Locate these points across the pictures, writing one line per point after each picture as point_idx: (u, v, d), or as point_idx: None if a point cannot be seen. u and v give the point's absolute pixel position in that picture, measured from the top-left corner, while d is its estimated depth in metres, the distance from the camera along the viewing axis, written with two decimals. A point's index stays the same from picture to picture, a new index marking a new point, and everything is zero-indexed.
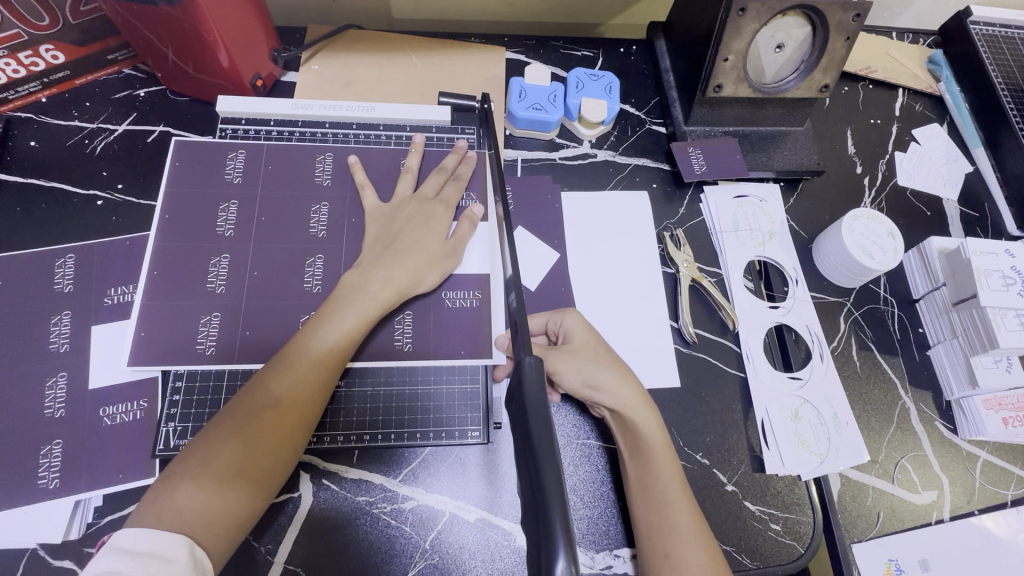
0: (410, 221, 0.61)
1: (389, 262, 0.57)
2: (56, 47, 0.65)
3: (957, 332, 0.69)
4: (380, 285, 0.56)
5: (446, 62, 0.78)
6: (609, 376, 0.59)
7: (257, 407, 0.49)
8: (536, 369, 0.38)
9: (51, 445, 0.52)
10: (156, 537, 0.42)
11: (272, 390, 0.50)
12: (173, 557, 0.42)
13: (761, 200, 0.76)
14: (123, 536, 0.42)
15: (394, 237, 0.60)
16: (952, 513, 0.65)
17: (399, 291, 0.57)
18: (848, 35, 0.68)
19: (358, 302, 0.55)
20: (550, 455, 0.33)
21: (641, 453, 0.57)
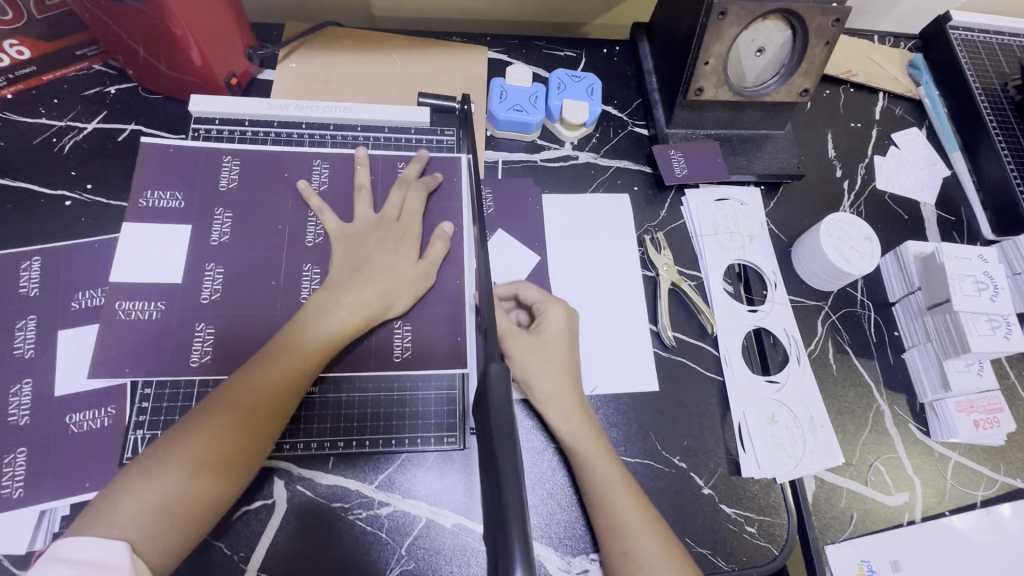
0: (379, 245, 0.58)
1: (357, 286, 0.55)
2: (21, 43, 0.67)
3: (931, 336, 0.70)
4: (349, 310, 0.54)
5: (427, 62, 0.77)
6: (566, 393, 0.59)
7: (254, 411, 0.49)
8: (504, 374, 0.34)
9: (15, 453, 0.51)
10: (98, 544, 0.41)
11: (244, 399, 0.49)
12: (117, 564, 0.40)
13: (742, 203, 0.77)
14: (64, 546, 0.41)
15: (362, 261, 0.57)
16: (924, 514, 0.66)
17: (370, 317, 0.55)
18: (827, 40, 0.68)
19: (318, 327, 0.53)
20: (513, 472, 0.30)
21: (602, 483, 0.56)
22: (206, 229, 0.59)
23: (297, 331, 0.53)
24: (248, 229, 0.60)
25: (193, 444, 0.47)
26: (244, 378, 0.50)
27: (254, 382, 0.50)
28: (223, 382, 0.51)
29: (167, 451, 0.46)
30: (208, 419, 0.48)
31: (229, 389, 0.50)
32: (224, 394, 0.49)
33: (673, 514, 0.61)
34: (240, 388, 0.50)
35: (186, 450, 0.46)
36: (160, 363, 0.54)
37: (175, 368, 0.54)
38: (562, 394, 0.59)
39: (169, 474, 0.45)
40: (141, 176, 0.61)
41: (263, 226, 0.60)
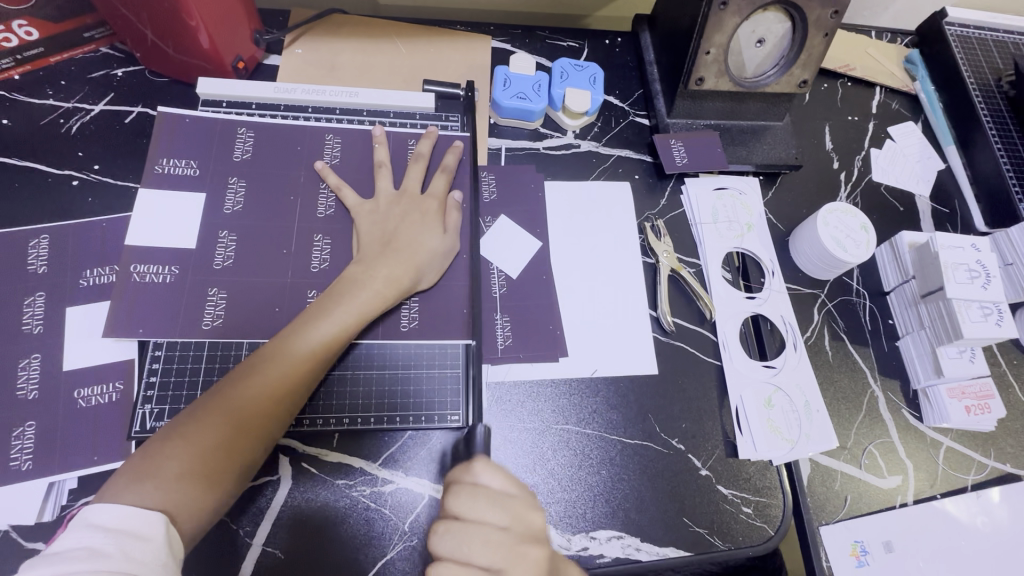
0: (407, 218, 0.61)
1: (389, 260, 0.57)
2: (29, 23, 0.64)
3: (924, 323, 0.71)
4: (381, 283, 0.56)
5: (431, 49, 0.78)
6: None
7: (284, 386, 0.50)
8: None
9: (24, 427, 0.52)
10: (131, 515, 0.41)
11: (275, 375, 0.50)
12: (149, 535, 0.41)
13: (740, 193, 0.78)
14: (95, 512, 0.41)
15: (393, 234, 0.59)
16: (916, 496, 0.67)
17: (400, 288, 0.57)
18: (826, 31, 0.69)
19: (347, 305, 0.54)
20: None
21: None
22: (220, 198, 0.61)
23: (327, 310, 0.53)
24: (261, 199, 0.61)
25: (227, 417, 0.47)
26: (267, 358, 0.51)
27: (285, 358, 0.51)
28: (253, 355, 0.51)
29: (201, 421, 0.47)
30: (239, 392, 0.49)
31: (259, 364, 0.50)
32: (240, 378, 0.49)
33: (672, 494, 0.62)
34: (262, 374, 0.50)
35: (218, 422, 0.47)
36: (168, 328, 0.55)
37: (187, 332, 0.55)
38: None
39: (200, 448, 0.46)
40: (158, 145, 0.62)
41: (276, 196, 0.62)
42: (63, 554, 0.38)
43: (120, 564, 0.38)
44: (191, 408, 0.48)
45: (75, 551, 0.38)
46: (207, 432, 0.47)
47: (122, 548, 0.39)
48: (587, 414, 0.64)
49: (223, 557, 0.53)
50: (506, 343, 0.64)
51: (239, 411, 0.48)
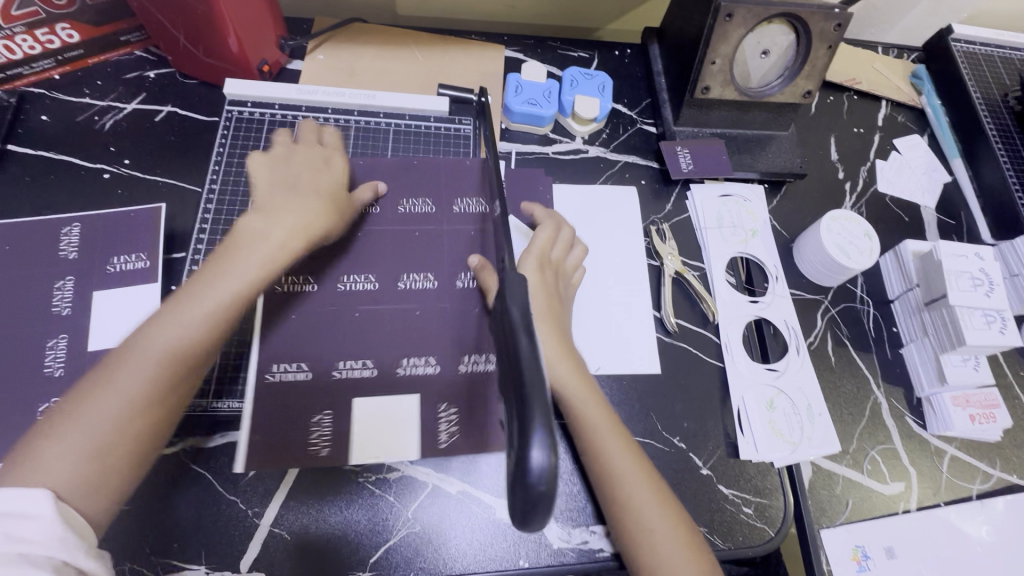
0: (310, 172, 0.60)
1: (291, 211, 0.56)
2: (72, 27, 0.67)
3: (928, 331, 0.71)
4: (285, 234, 0.54)
5: (446, 57, 0.81)
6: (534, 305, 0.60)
7: (164, 358, 0.47)
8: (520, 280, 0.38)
9: (49, 403, 0.54)
10: (15, 499, 0.40)
11: (154, 347, 0.47)
12: (35, 514, 0.40)
13: (746, 200, 0.79)
14: None
15: (300, 187, 0.58)
16: (919, 504, 0.67)
17: (307, 240, 0.56)
18: (830, 44, 0.71)
19: (229, 277, 0.51)
20: (541, 397, 0.30)
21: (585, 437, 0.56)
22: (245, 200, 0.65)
23: (175, 298, 0.49)
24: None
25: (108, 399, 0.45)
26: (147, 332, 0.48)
27: (163, 337, 0.47)
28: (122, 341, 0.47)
29: (81, 408, 0.45)
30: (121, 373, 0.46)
31: (137, 335, 0.47)
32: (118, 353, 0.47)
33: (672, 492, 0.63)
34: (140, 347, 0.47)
35: (97, 409, 0.44)
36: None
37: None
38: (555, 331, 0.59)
39: (82, 427, 0.44)
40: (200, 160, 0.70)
41: None
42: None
43: (13, 543, 0.38)
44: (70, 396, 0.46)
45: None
46: (89, 417, 0.44)
47: (5, 530, 0.39)
48: None
49: (233, 535, 0.55)
50: None
51: (120, 393, 0.45)
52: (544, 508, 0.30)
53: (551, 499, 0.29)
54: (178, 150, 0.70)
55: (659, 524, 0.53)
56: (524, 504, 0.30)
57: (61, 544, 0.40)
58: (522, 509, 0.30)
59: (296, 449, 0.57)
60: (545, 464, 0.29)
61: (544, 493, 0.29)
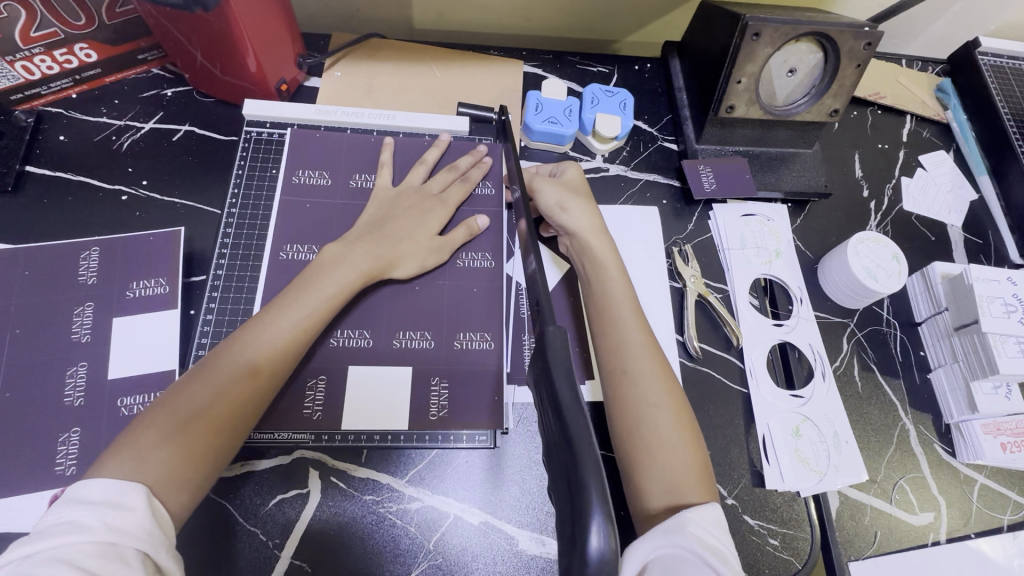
0: (407, 210, 0.64)
1: (374, 240, 0.60)
2: (90, 46, 0.67)
3: (958, 357, 0.70)
4: (363, 258, 0.59)
5: (465, 74, 0.80)
6: (580, 206, 0.66)
7: (253, 369, 0.49)
8: (561, 336, 0.39)
9: (69, 432, 0.54)
10: (113, 487, 0.41)
11: (247, 355, 0.50)
12: (131, 505, 0.40)
13: (769, 219, 0.78)
14: (80, 489, 0.40)
15: (387, 221, 0.62)
16: (949, 535, 0.66)
17: (379, 268, 0.60)
18: (859, 63, 0.70)
19: (323, 285, 0.55)
20: (594, 471, 0.32)
21: (608, 319, 0.60)
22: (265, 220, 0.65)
23: (280, 303, 0.54)
24: (304, 223, 0.64)
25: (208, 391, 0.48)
26: (242, 340, 0.51)
27: (252, 346, 0.50)
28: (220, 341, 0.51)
29: (181, 398, 0.47)
30: (221, 368, 0.49)
31: (239, 340, 0.51)
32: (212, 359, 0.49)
33: None
34: (234, 354, 0.50)
35: (199, 399, 0.47)
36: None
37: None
38: (598, 232, 0.65)
39: (175, 423, 0.45)
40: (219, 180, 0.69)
41: (314, 216, 0.65)
42: (50, 530, 0.38)
43: (104, 535, 0.38)
44: (168, 389, 0.48)
45: (59, 525, 0.38)
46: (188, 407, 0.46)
47: (103, 519, 0.38)
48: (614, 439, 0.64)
49: (254, 569, 0.54)
50: None
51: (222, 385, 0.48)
52: None
53: None
54: (196, 170, 0.69)
55: (664, 422, 0.54)
56: None
57: (148, 537, 0.39)
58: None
59: (289, 413, 0.58)
60: (603, 549, 0.30)
61: None
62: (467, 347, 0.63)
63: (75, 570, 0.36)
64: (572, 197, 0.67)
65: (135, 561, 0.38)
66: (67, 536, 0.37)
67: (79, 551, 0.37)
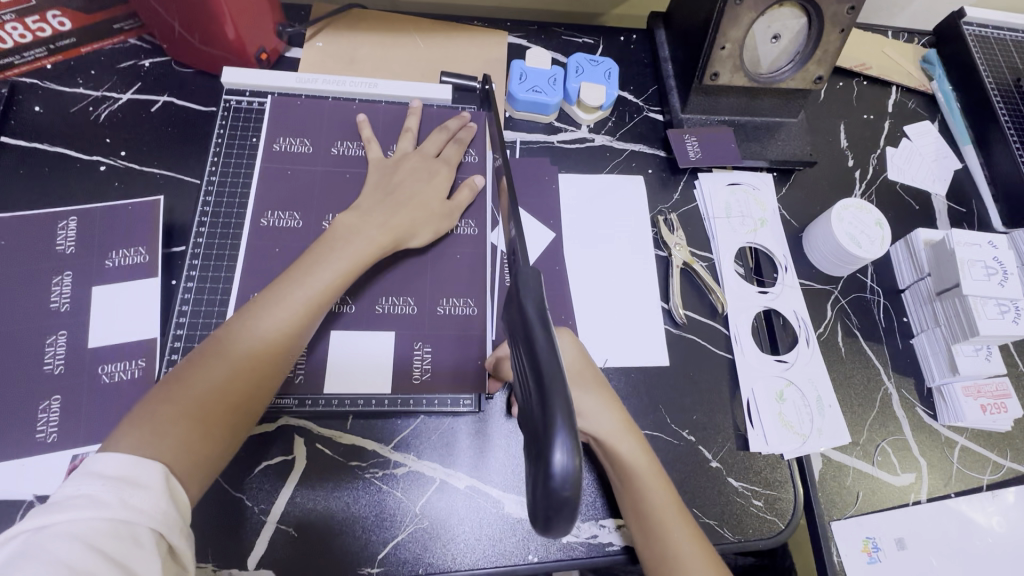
0: (411, 173, 0.63)
1: (389, 209, 0.60)
2: (63, 14, 0.65)
3: (940, 321, 0.71)
4: (378, 231, 0.58)
5: (448, 44, 0.79)
6: (593, 401, 0.56)
7: (266, 347, 0.49)
8: (534, 275, 0.39)
9: (49, 400, 0.53)
10: (130, 462, 0.39)
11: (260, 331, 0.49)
12: (148, 483, 0.39)
13: (754, 188, 0.78)
14: (95, 461, 0.39)
15: (395, 186, 0.62)
16: (930, 495, 0.67)
17: (395, 238, 0.59)
18: (842, 28, 0.70)
19: (330, 262, 0.54)
20: (560, 389, 0.32)
21: (642, 521, 0.54)
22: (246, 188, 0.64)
23: (290, 278, 0.52)
24: (287, 192, 0.64)
25: (220, 369, 0.47)
26: (253, 317, 0.50)
27: (264, 323, 0.49)
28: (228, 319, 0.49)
29: (193, 377, 0.46)
30: (233, 346, 0.48)
31: (251, 317, 0.50)
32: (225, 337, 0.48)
33: (681, 486, 0.62)
34: (246, 331, 0.49)
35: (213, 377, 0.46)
36: (206, 308, 0.59)
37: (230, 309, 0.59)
38: (623, 431, 0.56)
39: (191, 402, 0.44)
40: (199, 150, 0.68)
41: (297, 184, 0.64)
42: (66, 502, 0.36)
43: (119, 513, 0.36)
44: (178, 369, 0.46)
45: (75, 498, 0.37)
46: (200, 386, 0.45)
47: (120, 496, 0.37)
48: None
49: (239, 533, 0.54)
50: None
51: (233, 364, 0.47)
52: (569, 510, 0.31)
53: (575, 501, 0.31)
54: (175, 141, 0.68)
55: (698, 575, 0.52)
56: (546, 503, 0.31)
57: (164, 517, 0.38)
58: (545, 513, 0.31)
59: None
60: (567, 465, 0.30)
61: (568, 495, 0.30)
62: (450, 312, 0.63)
63: (92, 553, 0.35)
64: (584, 392, 0.56)
65: (149, 541, 0.37)
66: (82, 513, 0.36)
67: (95, 528, 0.35)
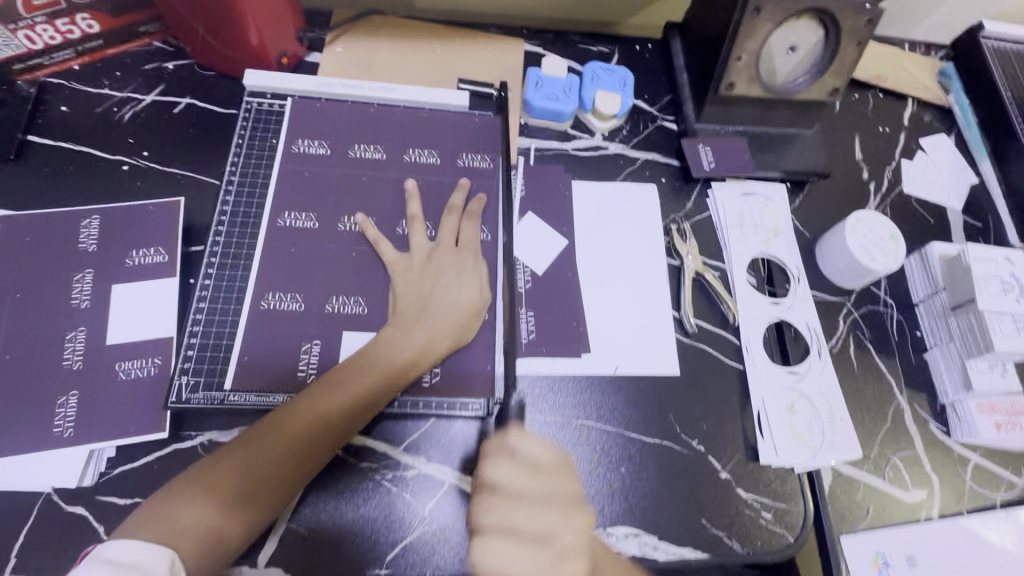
0: (444, 271, 0.61)
1: (425, 326, 0.58)
2: (93, 17, 0.67)
3: (954, 337, 0.70)
4: (421, 344, 0.58)
5: (465, 50, 0.80)
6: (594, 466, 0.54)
7: (300, 447, 0.52)
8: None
9: (68, 395, 0.54)
10: (141, 549, 0.44)
11: (298, 435, 0.52)
12: (151, 568, 0.43)
13: (768, 199, 0.78)
14: (108, 548, 0.44)
15: (429, 299, 0.60)
16: (941, 512, 0.66)
17: (434, 355, 0.58)
18: (859, 41, 0.70)
19: (377, 365, 0.56)
20: None
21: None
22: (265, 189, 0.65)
23: (336, 380, 0.55)
24: (302, 194, 0.65)
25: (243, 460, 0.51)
26: (296, 414, 0.53)
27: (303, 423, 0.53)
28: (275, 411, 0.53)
29: (223, 461, 0.50)
30: (270, 438, 0.52)
31: (293, 413, 0.53)
32: (265, 430, 0.52)
33: (690, 496, 0.62)
34: (287, 427, 0.52)
35: (248, 470, 0.50)
36: (220, 311, 0.59)
37: (244, 309, 0.59)
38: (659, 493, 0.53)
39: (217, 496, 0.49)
40: (219, 152, 0.69)
41: (312, 187, 0.65)
42: None
43: None
44: (220, 454, 0.51)
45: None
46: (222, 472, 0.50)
47: None
48: (607, 411, 0.64)
49: None
50: (530, 338, 0.65)
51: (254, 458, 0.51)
52: None
53: None
54: (196, 143, 0.69)
55: None
56: None
57: None
58: None
59: (284, 376, 0.57)
60: None
61: None
62: None
63: None
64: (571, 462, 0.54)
65: None
66: None
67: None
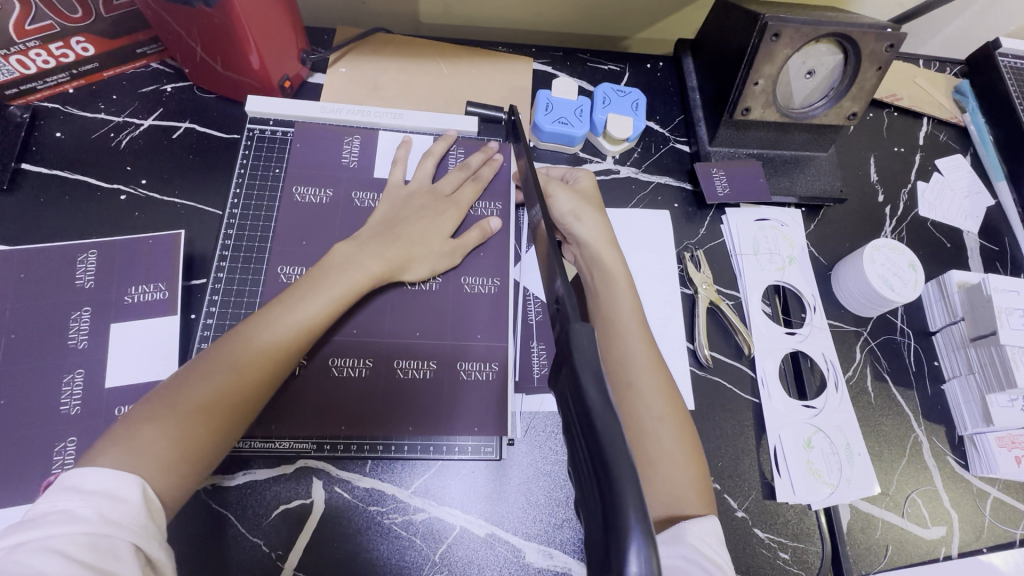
0: (419, 212, 0.62)
1: (385, 243, 0.58)
2: (87, 40, 0.64)
3: (974, 369, 0.69)
4: (372, 260, 0.56)
5: (472, 70, 0.78)
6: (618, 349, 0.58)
7: (270, 359, 0.48)
8: (587, 333, 0.36)
9: (65, 442, 0.52)
10: (108, 476, 0.39)
11: (259, 346, 0.48)
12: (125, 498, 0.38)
13: (783, 224, 0.76)
14: (73, 476, 0.38)
15: (400, 222, 0.60)
16: (961, 549, 0.65)
17: (389, 270, 0.57)
18: (880, 65, 0.68)
19: (340, 278, 0.54)
20: (627, 467, 0.29)
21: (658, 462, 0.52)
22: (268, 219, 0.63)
23: (293, 293, 0.52)
24: (302, 224, 0.62)
25: (231, 376, 0.46)
26: (270, 316, 0.50)
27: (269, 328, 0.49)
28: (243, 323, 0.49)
29: (205, 377, 0.45)
30: (217, 352, 0.47)
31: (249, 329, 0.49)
32: (227, 348, 0.47)
33: None
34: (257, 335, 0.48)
35: (196, 392, 0.44)
36: None
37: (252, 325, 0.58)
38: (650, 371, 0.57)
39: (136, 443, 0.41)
40: (219, 178, 0.67)
41: (314, 215, 0.63)
42: (39, 520, 0.36)
43: (96, 528, 0.36)
44: (165, 385, 0.45)
45: (50, 515, 0.36)
46: (214, 391, 0.45)
47: (98, 511, 0.37)
48: None
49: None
50: (542, 372, 0.64)
51: (245, 376, 0.46)
52: None
53: None
54: (197, 170, 0.67)
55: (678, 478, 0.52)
56: None
57: (143, 531, 0.38)
58: None
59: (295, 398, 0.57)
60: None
61: None
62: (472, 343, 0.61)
63: (68, 563, 0.34)
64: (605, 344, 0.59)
65: (128, 555, 0.36)
66: (58, 527, 0.35)
67: (73, 542, 0.35)
